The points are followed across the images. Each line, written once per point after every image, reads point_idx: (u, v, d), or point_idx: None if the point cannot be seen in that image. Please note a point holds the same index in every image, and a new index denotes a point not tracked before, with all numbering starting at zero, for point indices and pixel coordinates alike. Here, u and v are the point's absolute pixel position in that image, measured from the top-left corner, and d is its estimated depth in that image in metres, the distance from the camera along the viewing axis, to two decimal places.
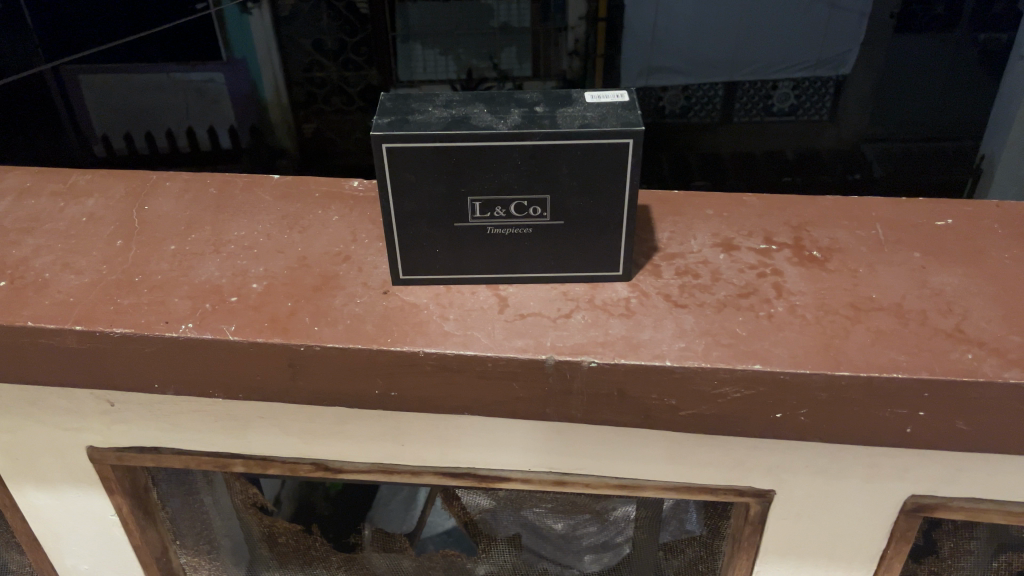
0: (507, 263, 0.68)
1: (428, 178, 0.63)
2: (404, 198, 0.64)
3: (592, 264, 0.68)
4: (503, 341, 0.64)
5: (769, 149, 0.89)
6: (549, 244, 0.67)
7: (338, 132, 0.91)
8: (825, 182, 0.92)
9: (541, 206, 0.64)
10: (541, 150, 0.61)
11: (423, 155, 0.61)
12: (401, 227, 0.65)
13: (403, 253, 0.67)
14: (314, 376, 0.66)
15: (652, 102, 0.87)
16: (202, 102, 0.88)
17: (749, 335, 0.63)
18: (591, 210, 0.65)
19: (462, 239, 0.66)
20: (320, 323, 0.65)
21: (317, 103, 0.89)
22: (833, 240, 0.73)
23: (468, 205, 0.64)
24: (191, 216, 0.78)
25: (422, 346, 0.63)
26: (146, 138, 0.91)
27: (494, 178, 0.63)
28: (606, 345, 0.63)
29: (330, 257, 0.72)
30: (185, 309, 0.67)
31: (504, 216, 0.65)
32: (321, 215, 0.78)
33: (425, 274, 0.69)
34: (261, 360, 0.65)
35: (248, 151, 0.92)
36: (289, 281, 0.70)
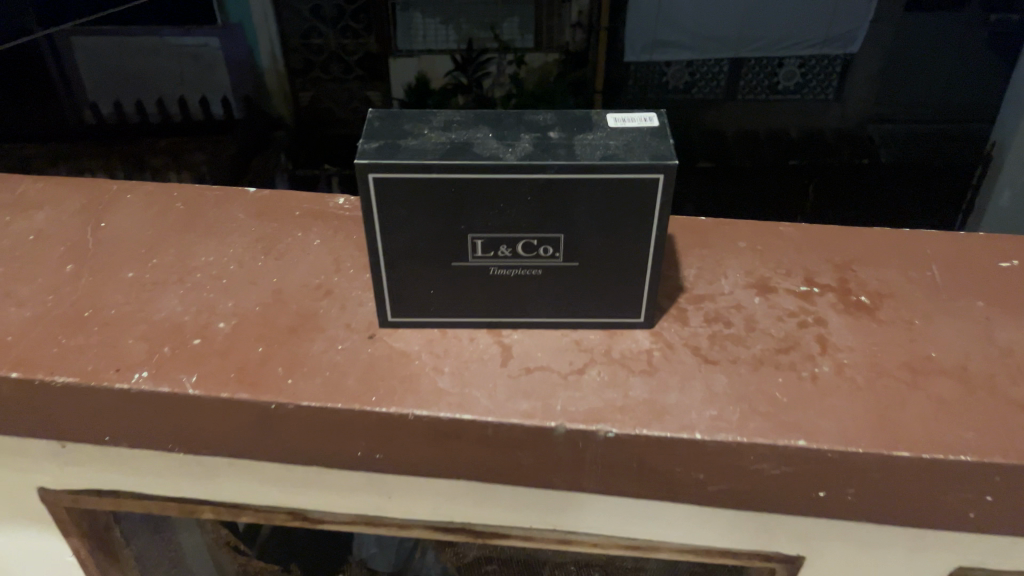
0: (513, 306, 0.59)
1: (421, 209, 0.54)
2: (394, 234, 0.55)
3: (609, 307, 0.59)
4: (505, 403, 0.55)
5: (772, 130, 0.79)
6: (559, 288, 0.58)
7: (336, 100, 0.80)
8: (833, 168, 0.81)
9: (553, 245, 0.56)
10: (553, 183, 0.52)
11: (414, 186, 0.53)
12: (389, 261, 0.57)
13: (391, 293, 0.58)
14: (286, 436, 0.57)
15: (657, 77, 0.77)
16: (197, 68, 0.79)
17: (789, 402, 0.55)
18: (611, 251, 0.56)
19: (461, 281, 0.58)
20: (295, 375, 0.57)
21: (314, 71, 0.78)
22: (883, 283, 0.64)
23: (468, 243, 0.56)
24: (154, 236, 0.68)
25: (412, 407, 0.55)
26: (133, 109, 0.81)
27: (499, 213, 0.54)
28: (626, 411, 0.54)
29: (309, 290, 0.63)
30: (139, 355, 0.58)
31: (509, 256, 0.56)
32: (300, 238, 0.69)
33: (414, 317, 0.60)
34: (225, 416, 0.56)
35: (243, 124, 0.82)
36: (262, 321, 0.61)
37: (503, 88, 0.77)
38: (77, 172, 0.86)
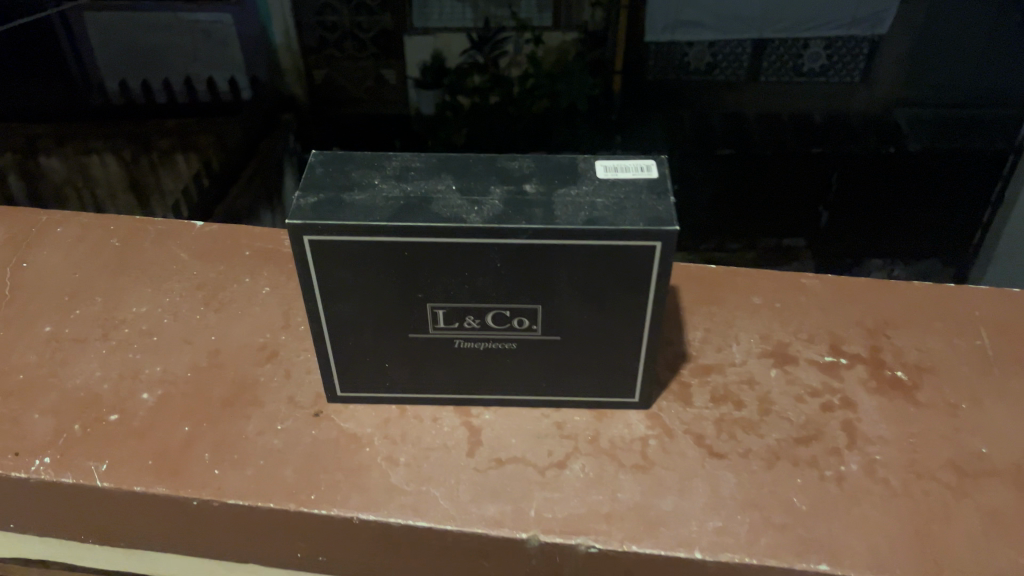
0: (482, 382, 0.50)
1: (370, 275, 0.45)
2: (338, 302, 0.46)
3: (596, 386, 0.50)
4: (468, 506, 0.46)
5: (795, 115, 0.59)
6: (536, 365, 0.49)
7: (349, 78, 0.61)
8: (865, 166, 0.60)
9: (529, 316, 0.47)
10: (527, 249, 0.43)
11: (360, 249, 0.43)
12: (335, 331, 0.48)
13: (339, 367, 0.50)
14: (213, 533, 0.48)
15: (676, 58, 0.57)
16: (209, 46, 0.63)
17: (811, 510, 0.46)
18: (599, 324, 0.47)
19: (421, 356, 0.49)
20: (223, 464, 0.48)
21: (328, 48, 0.60)
22: (923, 354, 0.54)
23: (428, 313, 0.47)
24: (81, 280, 0.60)
25: (356, 508, 0.46)
26: (141, 89, 0.65)
27: (463, 281, 0.45)
28: (612, 520, 0.45)
29: (251, 352, 0.55)
30: (44, 433, 0.49)
31: (475, 328, 0.47)
32: (248, 285, 0.60)
33: (367, 391, 0.51)
34: (140, 510, 0.48)
35: (249, 107, 0.65)
36: (193, 391, 0.52)
37: (519, 66, 0.58)
38: (83, 154, 0.70)
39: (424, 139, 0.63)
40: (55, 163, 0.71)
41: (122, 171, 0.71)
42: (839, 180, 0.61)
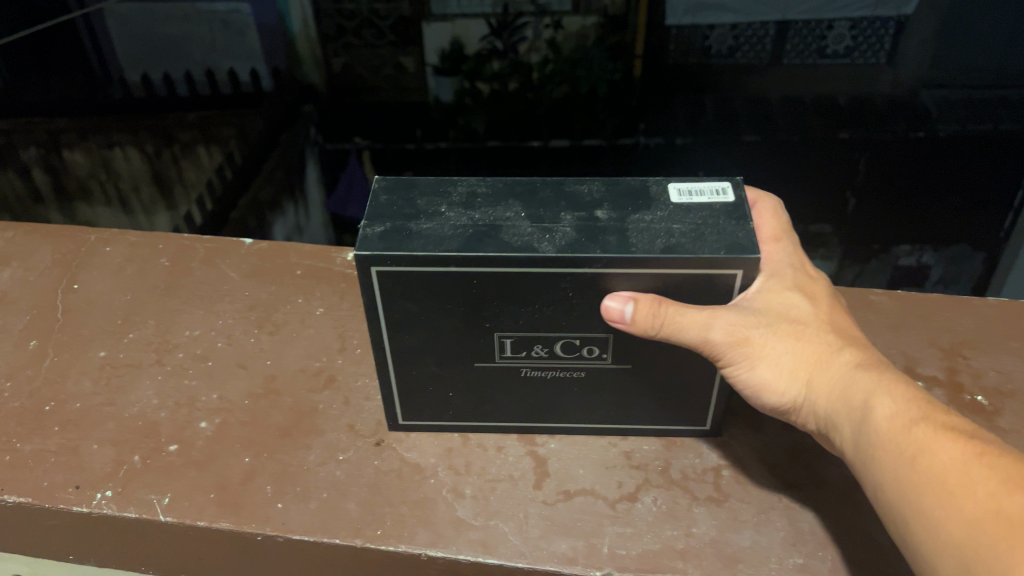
0: (548, 411, 0.49)
1: (436, 305, 0.43)
2: (403, 333, 0.45)
3: (665, 414, 0.49)
4: (539, 543, 0.44)
5: None
6: (605, 394, 0.48)
7: None
8: None
9: (599, 346, 0.45)
10: (603, 277, 0.41)
11: (427, 281, 0.42)
12: (398, 360, 0.46)
13: (401, 395, 0.49)
14: (278, 568, 0.47)
15: None
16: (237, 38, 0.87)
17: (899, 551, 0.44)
18: (672, 355, 0.45)
19: (485, 384, 0.48)
20: (285, 497, 0.47)
21: None
22: (1002, 375, 0.52)
23: (495, 342, 0.45)
24: (133, 302, 0.59)
25: (424, 544, 0.44)
26: (164, 80, 0.86)
27: (534, 310, 0.43)
28: (689, 556, 0.44)
29: (307, 377, 0.54)
30: (104, 464, 0.49)
31: (543, 356, 0.46)
32: (300, 305, 0.59)
33: (428, 420, 0.50)
34: (205, 544, 0.47)
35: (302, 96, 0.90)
36: (251, 419, 0.51)
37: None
38: (106, 147, 0.88)
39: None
40: (78, 157, 0.86)
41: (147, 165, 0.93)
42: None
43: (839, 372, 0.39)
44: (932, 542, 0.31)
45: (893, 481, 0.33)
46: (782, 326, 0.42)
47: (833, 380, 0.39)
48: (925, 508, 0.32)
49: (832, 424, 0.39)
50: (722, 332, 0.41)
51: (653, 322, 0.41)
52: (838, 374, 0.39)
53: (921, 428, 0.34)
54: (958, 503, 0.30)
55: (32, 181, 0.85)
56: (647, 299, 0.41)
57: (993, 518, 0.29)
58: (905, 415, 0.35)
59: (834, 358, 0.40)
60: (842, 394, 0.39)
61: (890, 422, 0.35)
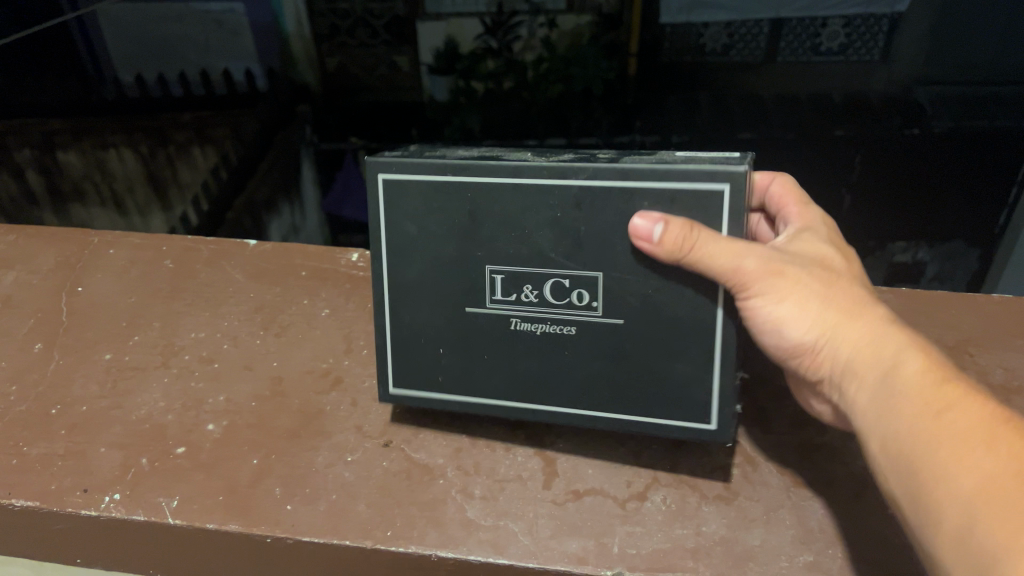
0: (535, 390, 0.46)
1: (431, 223, 0.45)
2: (401, 256, 0.46)
3: (659, 403, 0.44)
4: (549, 543, 0.45)
5: (814, 92, 0.63)
6: (596, 367, 0.45)
7: (363, 66, 0.69)
8: (880, 142, 0.64)
9: (588, 289, 0.43)
10: (591, 197, 0.42)
11: (422, 187, 0.44)
12: (393, 290, 0.47)
13: (392, 348, 0.48)
14: (288, 571, 0.47)
15: (692, 39, 0.62)
16: (221, 35, 0.71)
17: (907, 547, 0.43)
18: (665, 311, 0.43)
19: (478, 351, 0.46)
20: (294, 499, 0.47)
21: (340, 36, 0.68)
22: (1008, 371, 0.52)
23: (485, 278, 0.45)
24: (138, 305, 0.59)
25: (434, 545, 0.44)
26: (159, 81, 0.73)
27: (523, 236, 0.43)
28: (700, 556, 0.44)
29: (314, 378, 0.54)
30: (111, 468, 0.48)
31: (533, 301, 0.44)
32: (306, 306, 0.59)
33: (418, 393, 0.48)
34: (214, 547, 0.46)
35: (267, 100, 0.73)
36: (258, 420, 0.51)
37: (534, 51, 0.65)
38: (99, 150, 0.77)
39: (443, 125, 0.71)
40: (71, 158, 0.77)
41: (140, 166, 0.78)
42: (862, 161, 0.65)
43: (872, 323, 0.39)
44: (937, 494, 0.32)
45: (908, 436, 0.34)
46: (814, 272, 0.41)
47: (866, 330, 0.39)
48: (933, 463, 0.32)
49: (854, 374, 0.38)
50: (749, 271, 0.39)
51: (681, 242, 0.39)
52: (871, 325, 0.39)
53: (950, 388, 0.34)
54: (970, 461, 0.31)
55: (25, 181, 0.79)
56: (679, 223, 0.39)
57: (1000, 479, 0.30)
58: (937, 374, 0.35)
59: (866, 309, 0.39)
60: (872, 345, 0.38)
61: (919, 378, 0.35)
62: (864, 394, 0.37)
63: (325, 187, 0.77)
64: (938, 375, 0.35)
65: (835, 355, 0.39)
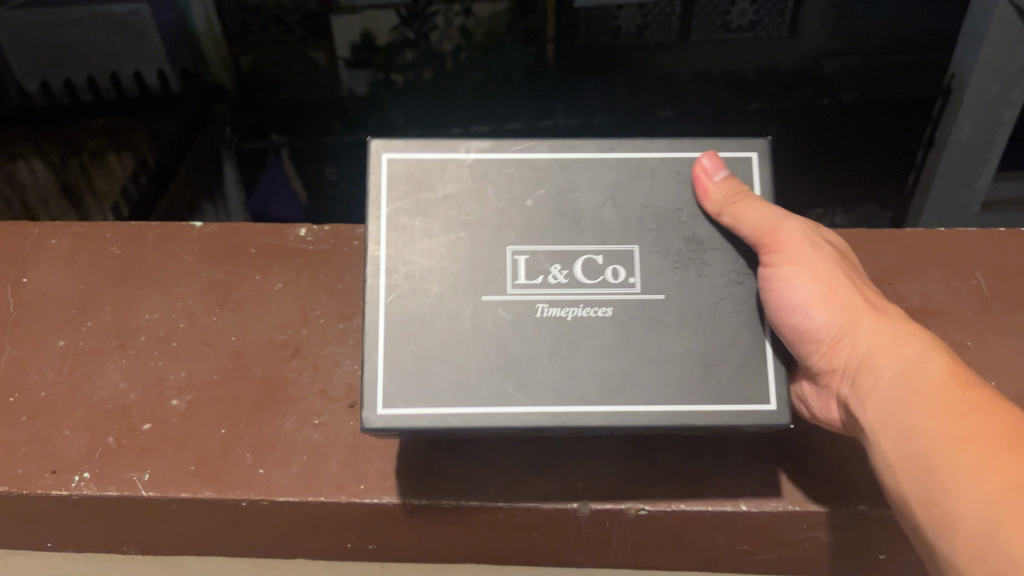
0: (567, 385, 0.42)
1: (452, 204, 0.45)
2: (409, 241, 0.44)
3: (714, 384, 0.43)
4: (516, 483, 0.47)
5: (727, 69, 0.63)
6: (635, 350, 0.43)
7: (277, 63, 0.64)
8: (792, 113, 0.65)
9: (624, 264, 0.44)
10: (619, 172, 0.45)
11: (438, 168, 0.45)
12: (396, 281, 0.43)
13: (385, 350, 0.43)
14: (265, 532, 0.49)
15: (605, 22, 0.61)
16: (125, 36, 0.64)
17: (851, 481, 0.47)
18: (700, 280, 0.44)
19: (494, 343, 0.43)
20: (267, 464, 0.48)
21: (252, 34, 0.63)
22: (926, 298, 0.56)
23: (508, 261, 0.44)
24: (86, 292, 0.58)
25: (408, 494, 0.47)
26: (67, 88, 0.65)
27: (554, 203, 0.45)
28: (657, 484, 0.47)
29: (274, 350, 0.54)
30: (78, 450, 0.49)
31: (561, 281, 0.44)
32: (258, 282, 0.59)
33: (413, 407, 0.42)
34: (191, 518, 0.48)
35: (183, 99, 0.67)
36: (222, 393, 0.52)
37: (452, 40, 0.62)
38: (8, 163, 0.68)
39: (363, 121, 0.67)
40: None
41: (52, 176, 0.69)
42: (778, 131, 0.66)
43: (894, 327, 0.44)
44: (948, 502, 0.37)
45: (927, 440, 0.39)
46: (841, 273, 0.46)
47: (887, 329, 0.43)
48: (950, 478, 0.38)
49: (870, 365, 0.43)
50: (791, 238, 0.44)
51: (731, 194, 0.44)
52: (894, 328, 0.44)
53: (966, 393, 0.40)
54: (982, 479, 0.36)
55: None
56: (736, 181, 0.44)
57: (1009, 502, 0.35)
58: (955, 378, 0.40)
59: (885, 314, 0.44)
60: (892, 344, 0.43)
61: (939, 382, 0.40)
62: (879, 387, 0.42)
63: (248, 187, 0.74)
64: (956, 379, 0.40)
65: (854, 343, 0.44)
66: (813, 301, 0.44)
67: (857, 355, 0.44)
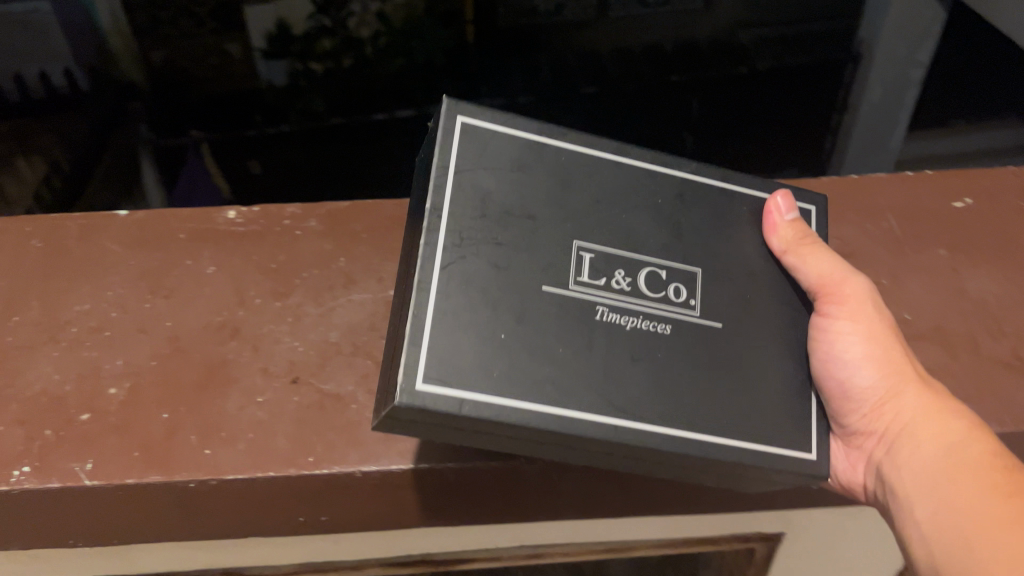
0: (618, 398, 0.41)
1: (521, 189, 0.43)
2: (471, 210, 0.42)
3: (750, 416, 0.44)
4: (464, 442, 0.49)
5: (648, 44, 0.73)
6: (682, 369, 0.43)
7: (188, 57, 0.66)
8: (715, 80, 0.75)
9: (685, 285, 0.45)
10: (683, 194, 0.47)
11: (511, 146, 0.44)
12: (454, 252, 0.41)
13: (433, 323, 0.39)
14: (215, 514, 0.49)
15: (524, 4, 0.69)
16: (26, 36, 0.66)
17: (843, 491, 0.51)
18: (751, 314, 0.46)
19: (553, 346, 0.41)
20: (212, 444, 0.48)
21: (161, 28, 0.65)
22: (842, 241, 0.58)
23: (574, 256, 0.43)
24: (9, 287, 0.57)
25: (357, 462, 0.48)
26: None
27: (620, 209, 0.45)
28: None
29: (212, 332, 0.54)
30: (15, 445, 0.48)
31: (623, 289, 0.44)
32: (191, 267, 0.58)
33: (454, 388, 0.39)
34: (138, 505, 0.48)
35: (92, 99, 0.68)
36: (162, 378, 0.51)
37: (370, 27, 0.66)
38: None
39: (284, 111, 0.69)
40: None
41: None
42: (700, 102, 0.75)
43: (939, 401, 0.46)
44: (967, 559, 0.39)
45: (948, 520, 0.41)
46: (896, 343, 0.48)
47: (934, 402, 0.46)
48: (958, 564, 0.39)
49: (912, 434, 0.45)
50: (852, 294, 0.48)
51: (800, 232, 0.48)
52: (943, 404, 0.46)
53: (993, 476, 0.40)
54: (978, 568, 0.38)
55: None
56: (806, 227, 0.49)
57: None
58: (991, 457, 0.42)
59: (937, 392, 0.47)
60: (935, 417, 0.45)
61: (974, 461, 0.41)
62: (918, 458, 0.44)
63: (169, 187, 0.72)
64: (993, 461, 0.41)
65: (897, 409, 0.46)
66: (863, 358, 0.47)
67: (903, 418, 0.46)
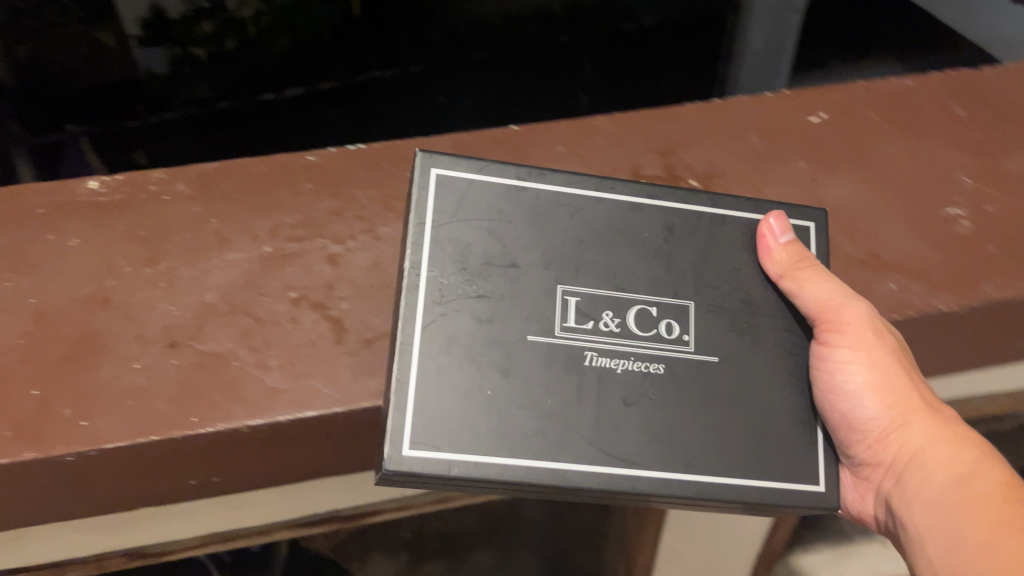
0: (611, 445, 0.45)
1: (499, 237, 0.47)
2: (447, 267, 0.46)
3: (746, 449, 0.47)
4: (351, 385, 0.49)
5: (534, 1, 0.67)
6: (676, 409, 0.46)
7: (58, 51, 0.62)
8: (602, 34, 0.69)
9: (678, 320, 0.48)
10: (669, 227, 0.49)
11: (487, 193, 0.48)
12: (433, 317, 0.45)
13: (415, 390, 0.44)
14: (102, 484, 0.49)
15: None
16: None
17: (853, 519, 0.55)
18: (746, 346, 0.48)
19: (550, 404, 0.45)
20: (90, 415, 0.47)
21: (24, 21, 0.60)
22: (710, 162, 0.60)
23: (558, 301, 0.47)
24: None
25: (243, 417, 0.48)
26: None
27: (605, 246, 0.48)
28: None
29: (80, 305, 0.52)
30: None
31: (612, 331, 0.47)
32: (51, 242, 0.55)
33: (444, 452, 0.43)
34: (19, 485, 0.47)
35: None
36: (29, 356, 0.49)
37: (251, 5, 0.62)
38: None
39: (166, 101, 0.65)
40: None
41: None
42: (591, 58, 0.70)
43: (943, 431, 0.50)
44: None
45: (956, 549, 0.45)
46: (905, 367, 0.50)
47: (936, 430, 0.50)
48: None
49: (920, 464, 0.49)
50: (854, 320, 0.49)
51: (794, 257, 0.49)
52: (949, 434, 0.50)
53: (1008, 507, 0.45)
54: None
55: None
56: (801, 247, 0.50)
57: None
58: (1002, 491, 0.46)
59: (943, 416, 0.50)
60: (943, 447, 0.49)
61: (989, 494, 0.46)
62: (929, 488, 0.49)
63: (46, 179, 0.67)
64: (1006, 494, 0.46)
65: (903, 439, 0.50)
66: (866, 390, 0.49)
67: (911, 445, 0.50)
